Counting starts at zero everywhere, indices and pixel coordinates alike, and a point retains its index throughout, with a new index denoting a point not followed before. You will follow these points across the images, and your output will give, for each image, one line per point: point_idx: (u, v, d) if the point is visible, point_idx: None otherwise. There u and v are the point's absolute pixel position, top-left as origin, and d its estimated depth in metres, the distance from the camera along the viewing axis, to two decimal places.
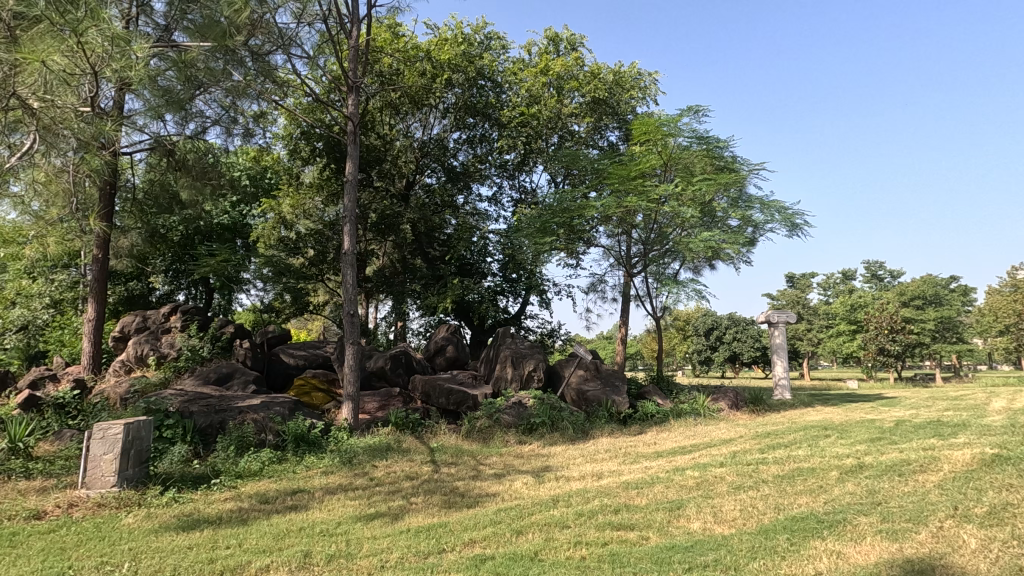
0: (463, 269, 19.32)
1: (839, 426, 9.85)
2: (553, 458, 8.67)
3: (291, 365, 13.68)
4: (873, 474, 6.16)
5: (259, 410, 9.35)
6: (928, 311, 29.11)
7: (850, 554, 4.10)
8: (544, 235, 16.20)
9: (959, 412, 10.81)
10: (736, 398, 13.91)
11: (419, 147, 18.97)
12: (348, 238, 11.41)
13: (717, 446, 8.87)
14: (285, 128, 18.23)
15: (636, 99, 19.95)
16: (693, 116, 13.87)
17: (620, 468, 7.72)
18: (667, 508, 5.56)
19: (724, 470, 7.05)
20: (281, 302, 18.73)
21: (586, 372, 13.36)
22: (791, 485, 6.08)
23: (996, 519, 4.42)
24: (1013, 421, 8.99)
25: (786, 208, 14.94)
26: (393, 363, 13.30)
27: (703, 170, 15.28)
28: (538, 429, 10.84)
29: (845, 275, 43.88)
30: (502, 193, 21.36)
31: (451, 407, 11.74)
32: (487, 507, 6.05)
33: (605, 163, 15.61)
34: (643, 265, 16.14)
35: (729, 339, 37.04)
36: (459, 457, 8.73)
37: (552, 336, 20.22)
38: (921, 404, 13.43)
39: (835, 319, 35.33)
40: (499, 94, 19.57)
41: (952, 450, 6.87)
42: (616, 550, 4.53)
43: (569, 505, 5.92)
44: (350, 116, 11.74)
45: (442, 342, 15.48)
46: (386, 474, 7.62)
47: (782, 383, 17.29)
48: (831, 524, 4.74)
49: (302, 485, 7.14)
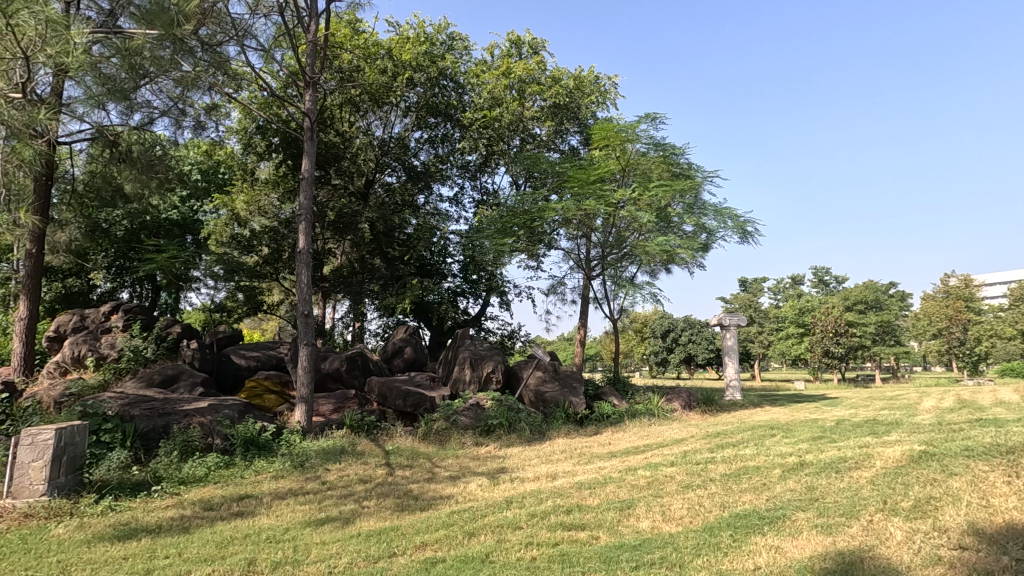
0: (423, 270, 19.20)
1: (784, 426, 10.22)
2: (509, 459, 8.74)
3: (243, 366, 13.29)
4: (813, 472, 6.44)
5: (206, 413, 8.98)
6: (869, 316, 30.65)
7: (787, 549, 4.28)
8: (504, 236, 16.22)
9: (894, 412, 11.40)
10: (689, 398, 14.32)
11: (379, 145, 18.72)
12: (303, 237, 11.13)
13: (669, 446, 9.09)
14: (239, 122, 17.69)
15: (597, 103, 20.19)
16: (650, 123, 14.18)
17: (575, 468, 7.84)
18: (618, 507, 5.67)
19: (674, 470, 7.22)
20: (234, 300, 18.15)
21: (545, 373, 13.44)
22: (736, 483, 6.30)
23: (919, 512, 4.71)
24: (943, 419, 9.57)
25: (738, 215, 15.42)
26: (349, 364, 13.05)
27: (661, 176, 15.56)
28: (496, 430, 10.86)
29: (794, 280, 45.61)
30: (464, 193, 21.41)
31: (408, 409, 11.60)
32: (441, 509, 6.03)
33: (566, 166, 15.76)
34: (601, 268, 16.37)
35: (684, 341, 38.01)
36: (415, 460, 8.64)
37: (512, 337, 20.40)
38: (860, 403, 14.09)
39: (784, 322, 36.73)
40: (461, 95, 19.60)
41: (886, 447, 7.24)
42: (566, 550, 4.59)
43: (522, 506, 5.98)
44: (308, 112, 11.47)
45: (400, 343, 15.30)
46: (339, 478, 7.48)
47: (733, 383, 17.86)
48: (771, 520, 4.93)
49: (250, 491, 6.91)
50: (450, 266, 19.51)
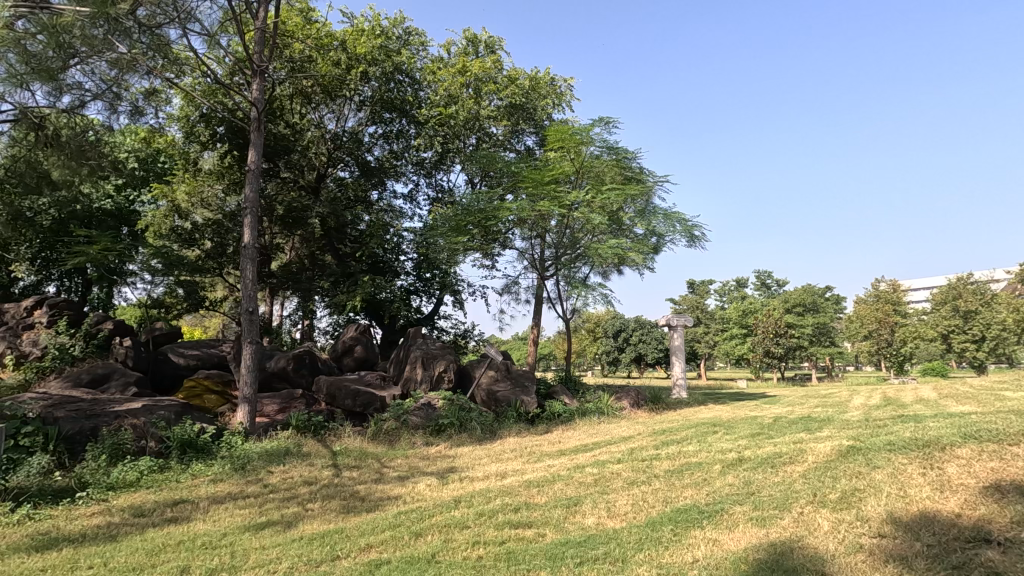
0: (375, 267, 18.86)
1: (726, 423, 10.63)
2: (459, 459, 8.72)
3: (181, 366, 12.66)
4: (750, 467, 6.73)
5: (140, 415, 8.51)
6: (807, 318, 32.23)
7: (724, 541, 4.44)
8: (459, 234, 16.15)
9: (826, 409, 12.04)
10: (638, 397, 14.67)
11: (331, 139, 18.30)
12: (248, 231, 10.70)
13: (617, 444, 9.30)
14: (181, 109, 16.89)
15: (553, 105, 20.35)
16: (604, 127, 14.43)
17: (524, 467, 7.88)
18: (565, 504, 5.75)
19: (621, 467, 7.40)
20: (173, 296, 17.33)
21: (497, 372, 13.47)
22: (679, 479, 6.51)
23: (845, 503, 5.00)
24: (870, 416, 10.17)
25: (686, 219, 15.88)
26: (296, 363, 12.68)
27: (613, 179, 15.83)
28: (447, 430, 10.79)
29: (739, 283, 47.41)
30: (419, 190, 21.26)
31: (357, 409, 11.36)
32: (388, 510, 5.95)
33: (521, 166, 15.83)
34: (555, 268, 16.54)
35: (635, 341, 38.90)
36: (363, 461, 8.47)
37: (465, 336, 20.36)
38: (796, 401, 14.80)
39: (729, 323, 38.15)
40: (416, 91, 19.45)
41: (817, 443, 7.65)
42: (512, 548, 4.61)
43: (470, 505, 5.96)
44: (255, 101, 11.02)
45: (350, 342, 14.97)
46: (282, 480, 7.24)
47: (679, 382, 18.39)
48: (711, 514, 5.11)
49: (185, 495, 6.60)
50: (403, 264, 19.29)
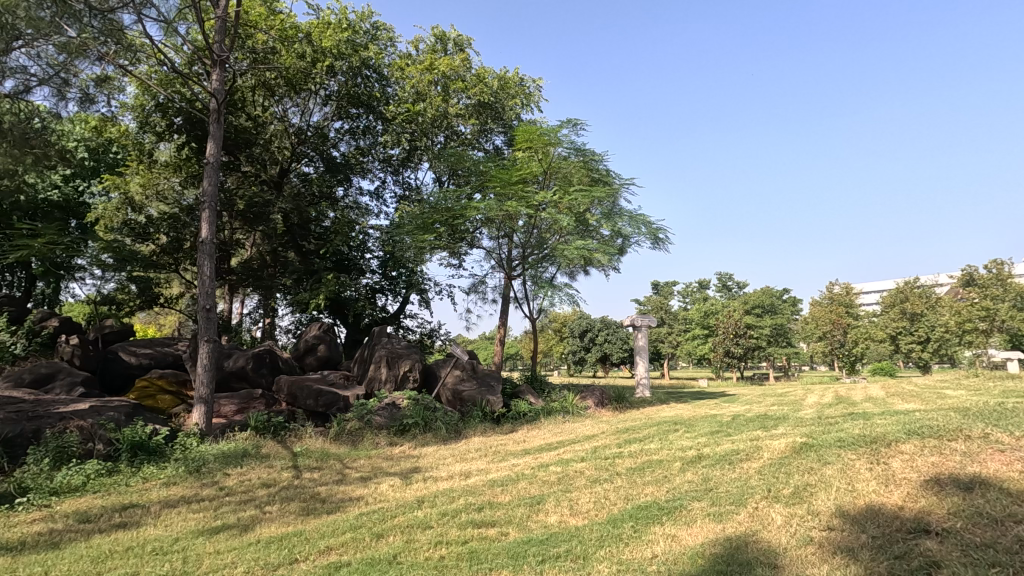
0: (340, 265, 18.54)
1: (687, 421, 10.88)
2: (423, 458, 8.65)
3: (133, 365, 12.15)
4: (709, 464, 6.91)
5: (86, 417, 8.16)
6: (765, 319, 33.24)
7: (683, 537, 4.54)
8: (425, 233, 16.03)
9: (782, 407, 12.46)
10: (602, 396, 14.86)
11: (295, 133, 17.89)
12: (206, 226, 10.36)
13: (580, 442, 9.39)
14: (135, 98, 16.22)
15: (521, 105, 20.39)
16: (571, 129, 14.55)
17: (489, 466, 7.89)
18: (528, 503, 5.78)
19: (584, 465, 7.49)
20: (126, 293, 16.62)
21: (463, 372, 13.43)
22: (640, 476, 6.62)
23: (797, 498, 5.19)
24: (822, 413, 10.57)
25: (651, 222, 16.14)
26: (256, 362, 12.35)
27: (581, 181, 15.98)
28: (411, 430, 10.70)
29: (701, 284, 48.52)
30: (385, 187, 21.03)
31: (319, 409, 11.13)
32: (349, 511, 5.86)
33: (489, 165, 15.82)
34: (522, 268, 16.58)
35: (601, 341, 39.38)
36: (325, 462, 8.32)
37: (431, 336, 20.23)
38: (753, 400, 15.28)
39: (691, 323, 39.01)
40: (384, 87, 19.20)
41: (773, 440, 7.91)
42: (475, 547, 4.60)
43: (433, 505, 5.93)
44: (215, 92, 10.67)
45: (313, 341, 14.66)
46: (239, 483, 7.04)
47: (643, 382, 18.73)
48: (670, 510, 5.23)
49: (135, 500, 6.35)
50: (368, 262, 19.04)
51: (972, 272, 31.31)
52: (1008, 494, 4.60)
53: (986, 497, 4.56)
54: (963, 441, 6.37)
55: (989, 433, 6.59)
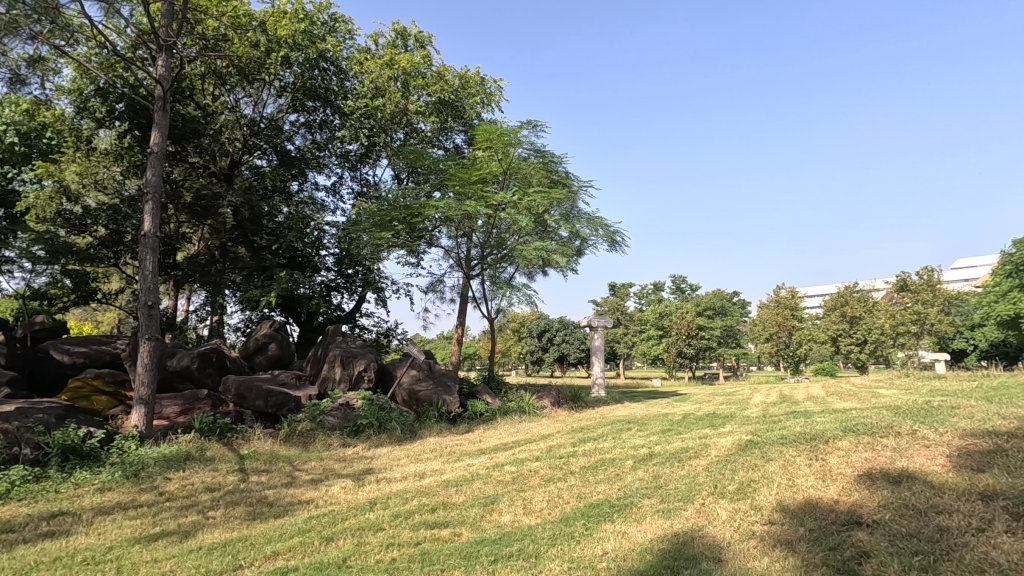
0: (293, 262, 18.06)
1: (640, 420, 11.13)
2: (377, 460, 8.50)
3: (65, 365, 11.46)
4: (659, 461, 7.08)
5: (12, 419, 7.64)
6: (716, 321, 34.31)
7: (633, 533, 4.64)
8: (383, 230, 15.79)
9: (730, 406, 12.89)
10: (558, 396, 15.00)
11: (247, 124, 17.24)
12: (148, 219, 9.87)
13: (536, 442, 9.46)
14: (73, 81, 15.35)
15: (482, 104, 20.35)
16: (531, 130, 14.63)
17: (444, 466, 7.84)
18: (482, 503, 5.78)
19: (539, 464, 7.55)
20: (59, 288, 15.62)
21: (419, 372, 13.30)
22: (593, 475, 6.72)
23: (741, 494, 5.39)
24: (768, 412, 11.00)
25: (608, 224, 16.42)
26: (202, 362, 11.85)
27: (540, 182, 16.11)
28: (365, 431, 10.52)
29: (656, 287, 49.69)
30: (342, 183, 20.61)
31: (268, 410, 10.78)
32: (298, 514, 5.70)
33: (448, 164, 15.72)
34: (480, 268, 16.56)
35: (558, 341, 39.75)
36: (273, 464, 8.07)
37: (388, 335, 19.95)
38: (703, 399, 15.73)
39: (646, 325, 39.89)
40: (342, 81, 18.80)
41: (720, 438, 8.18)
42: (427, 548, 4.57)
43: (386, 507, 5.84)
44: (160, 79, 10.16)
45: (263, 339, 14.23)
46: (181, 487, 6.74)
47: (599, 382, 19.02)
48: (620, 507, 5.33)
49: (65, 507, 5.99)
50: (323, 259, 18.61)
51: (905, 277, 33.32)
52: (932, 486, 4.91)
53: (912, 490, 4.85)
54: (893, 437, 6.76)
55: (916, 429, 7.03)
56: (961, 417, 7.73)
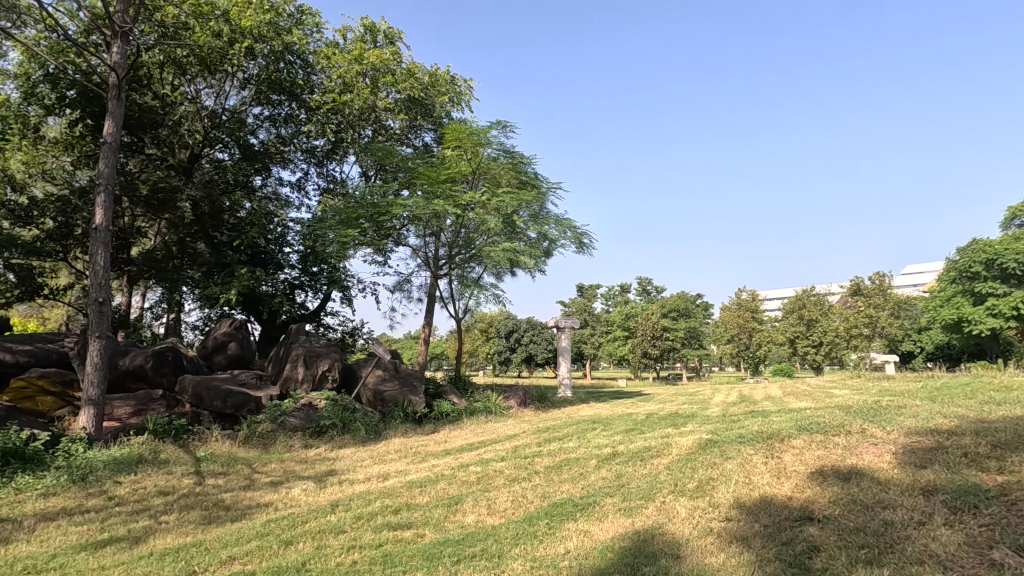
0: (256, 259, 17.63)
1: (605, 420, 11.29)
2: (339, 461, 8.36)
3: (8, 364, 10.85)
4: (622, 461, 7.19)
5: None
6: (680, 322, 35.05)
7: (594, 532, 4.70)
8: (349, 227, 15.58)
9: (692, 406, 13.19)
10: (525, 396, 15.05)
11: (208, 117, 16.80)
12: (101, 212, 9.46)
13: (501, 442, 9.48)
14: (19, 66, 14.60)
15: (451, 103, 20.28)
16: (501, 130, 14.65)
17: (408, 467, 7.78)
18: (445, 503, 5.75)
19: (504, 464, 7.57)
20: (2, 282, 14.80)
21: (385, 372, 13.15)
22: (557, 474, 6.78)
23: (700, 491, 5.52)
24: (728, 412, 11.31)
25: (575, 226, 16.57)
26: (157, 361, 11.42)
27: (509, 183, 16.15)
28: (328, 431, 10.33)
29: (623, 288, 50.41)
30: (308, 179, 20.21)
31: (227, 411, 10.47)
32: (256, 518, 5.57)
33: (417, 162, 15.60)
34: (448, 268, 16.53)
35: (526, 342, 39.89)
36: (231, 467, 7.84)
37: (353, 335, 19.65)
38: (666, 399, 16.05)
39: (613, 326, 40.42)
40: (308, 75, 18.41)
41: (681, 437, 8.38)
42: (389, 550, 4.53)
43: (348, 509, 5.75)
44: (114, 65, 9.68)
45: (223, 338, 13.80)
46: (132, 491, 6.49)
47: (565, 382, 19.16)
48: (583, 506, 5.39)
49: (4, 513, 5.69)
50: (287, 256, 18.22)
51: (859, 282, 34.70)
52: (878, 482, 5.14)
53: (861, 486, 5.07)
54: (844, 436, 7.04)
55: (865, 428, 7.34)
56: (907, 417, 8.11)
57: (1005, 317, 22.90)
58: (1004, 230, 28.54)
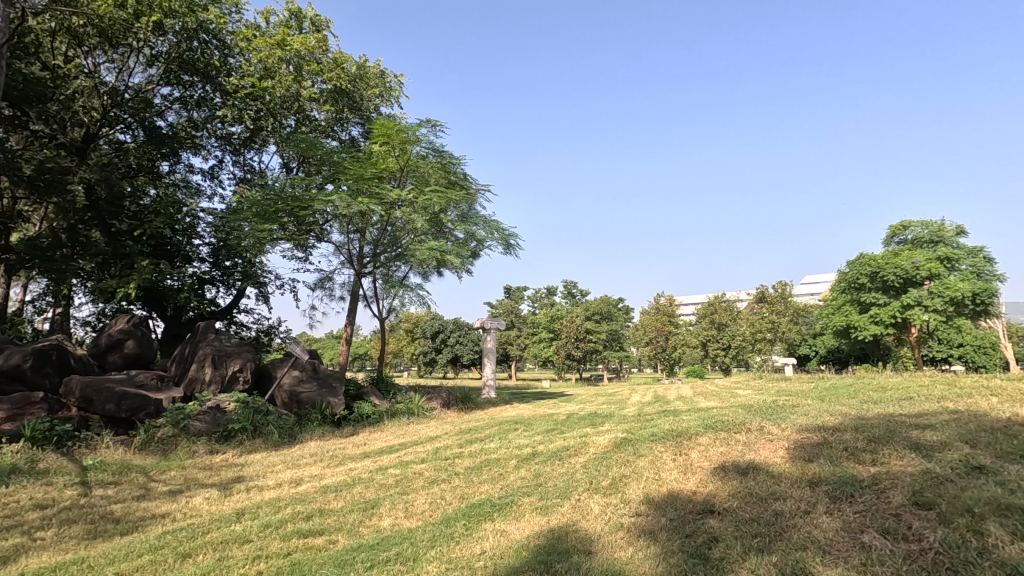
0: (160, 250, 16.34)
1: (527, 420, 11.45)
2: (248, 467, 7.92)
3: None
4: (541, 460, 7.31)
5: None
6: (602, 325, 36.26)
7: (510, 531, 4.76)
8: (266, 221, 14.82)
9: (611, 406, 13.66)
10: (448, 397, 14.95)
11: (107, 94, 15.45)
12: None
13: (422, 444, 9.36)
14: None
15: (380, 97, 19.84)
16: (431, 129, 14.50)
17: (323, 472, 7.51)
18: (361, 508, 5.60)
19: (424, 466, 7.49)
20: None
21: (302, 373, 12.60)
22: (477, 475, 6.80)
23: (613, 489, 5.74)
24: (643, 411, 11.83)
25: (503, 228, 16.70)
26: (38, 360, 10.28)
27: (438, 182, 16.01)
28: (238, 435, 9.75)
29: (549, 291, 51.30)
30: (222, 167, 19.04)
31: (121, 415, 9.61)
32: (151, 530, 5.16)
33: (343, 156, 15.07)
34: (373, 266, 16.07)
35: (452, 342, 39.70)
36: (124, 475, 7.22)
37: (269, 333, 18.71)
38: (586, 399, 16.51)
39: (538, 328, 41.07)
40: (225, 57, 17.31)
41: (599, 436, 8.67)
42: (298, 558, 4.34)
43: (255, 517, 5.46)
44: None
45: (119, 336, 12.65)
46: (1, 506, 5.80)
47: (489, 383, 19.19)
48: (501, 506, 5.44)
49: None
50: (196, 249, 17.08)
51: (764, 290, 37.40)
52: (772, 475, 5.57)
53: (756, 479, 5.47)
54: (745, 433, 7.57)
55: (764, 426, 7.93)
56: (800, 414, 8.86)
57: (885, 324, 25.54)
58: (885, 246, 31.77)
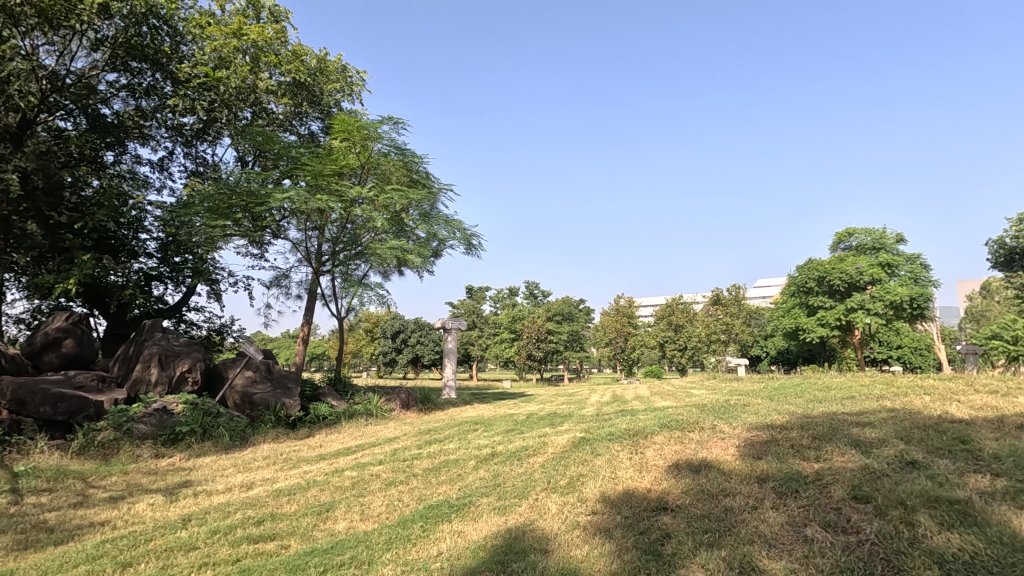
0: (103, 245, 15.55)
1: (487, 421, 11.45)
2: (196, 471, 7.63)
3: None
4: (500, 461, 7.32)
5: None
6: (563, 326, 36.62)
7: (468, 531, 4.75)
8: (220, 216, 14.31)
9: (570, 405, 13.82)
10: (407, 398, 14.78)
11: (46, 78, 14.57)
12: None
13: (380, 445, 9.23)
14: None
15: (341, 92, 19.48)
16: (393, 126, 14.31)
17: (276, 475, 7.31)
18: (315, 511, 5.48)
19: (381, 468, 7.38)
20: None
21: (255, 373, 12.22)
22: (435, 476, 6.76)
23: (570, 488, 5.80)
24: (601, 411, 12.01)
25: (465, 228, 16.66)
26: None
27: (399, 180, 15.80)
28: (186, 438, 9.37)
29: (511, 291, 51.42)
30: (172, 159, 18.25)
31: (58, 418, 9.09)
32: (88, 539, 4.90)
33: (302, 151, 14.72)
34: (331, 264, 15.73)
35: (413, 342, 39.30)
36: (59, 482, 6.83)
37: (221, 332, 18.05)
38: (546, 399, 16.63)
39: (500, 328, 41.11)
40: (177, 44, 16.63)
41: (557, 435, 8.76)
42: (248, 565, 4.21)
43: (203, 523, 5.26)
44: None
45: (56, 335, 11.95)
46: None
47: (449, 383, 19.09)
48: (458, 507, 5.41)
49: None
50: (142, 243, 16.34)
51: (719, 292, 38.57)
52: (723, 473, 5.75)
53: (709, 477, 5.63)
54: (698, 432, 7.78)
55: (716, 425, 8.16)
56: (750, 413, 9.17)
57: (831, 326, 26.68)
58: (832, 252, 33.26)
